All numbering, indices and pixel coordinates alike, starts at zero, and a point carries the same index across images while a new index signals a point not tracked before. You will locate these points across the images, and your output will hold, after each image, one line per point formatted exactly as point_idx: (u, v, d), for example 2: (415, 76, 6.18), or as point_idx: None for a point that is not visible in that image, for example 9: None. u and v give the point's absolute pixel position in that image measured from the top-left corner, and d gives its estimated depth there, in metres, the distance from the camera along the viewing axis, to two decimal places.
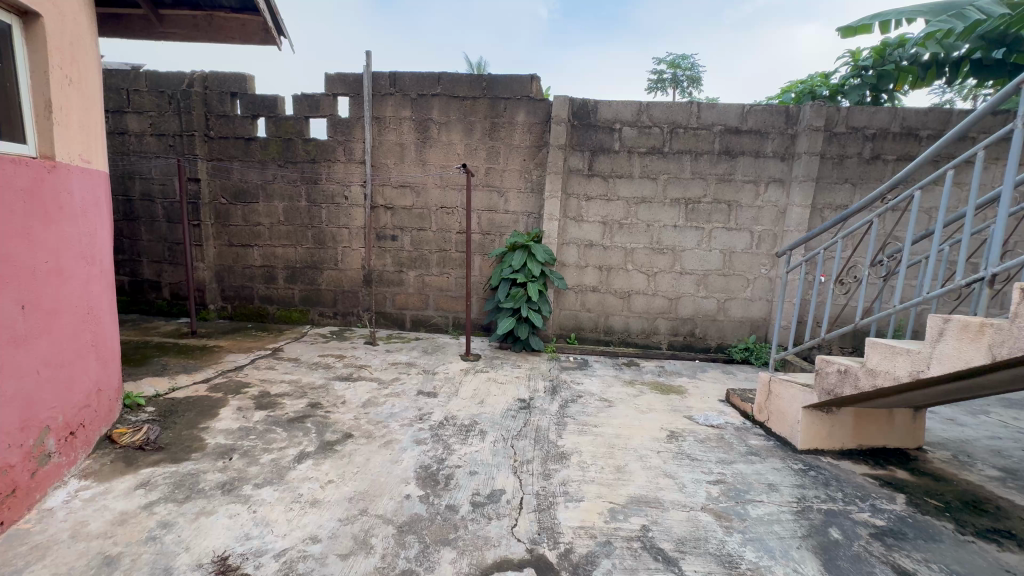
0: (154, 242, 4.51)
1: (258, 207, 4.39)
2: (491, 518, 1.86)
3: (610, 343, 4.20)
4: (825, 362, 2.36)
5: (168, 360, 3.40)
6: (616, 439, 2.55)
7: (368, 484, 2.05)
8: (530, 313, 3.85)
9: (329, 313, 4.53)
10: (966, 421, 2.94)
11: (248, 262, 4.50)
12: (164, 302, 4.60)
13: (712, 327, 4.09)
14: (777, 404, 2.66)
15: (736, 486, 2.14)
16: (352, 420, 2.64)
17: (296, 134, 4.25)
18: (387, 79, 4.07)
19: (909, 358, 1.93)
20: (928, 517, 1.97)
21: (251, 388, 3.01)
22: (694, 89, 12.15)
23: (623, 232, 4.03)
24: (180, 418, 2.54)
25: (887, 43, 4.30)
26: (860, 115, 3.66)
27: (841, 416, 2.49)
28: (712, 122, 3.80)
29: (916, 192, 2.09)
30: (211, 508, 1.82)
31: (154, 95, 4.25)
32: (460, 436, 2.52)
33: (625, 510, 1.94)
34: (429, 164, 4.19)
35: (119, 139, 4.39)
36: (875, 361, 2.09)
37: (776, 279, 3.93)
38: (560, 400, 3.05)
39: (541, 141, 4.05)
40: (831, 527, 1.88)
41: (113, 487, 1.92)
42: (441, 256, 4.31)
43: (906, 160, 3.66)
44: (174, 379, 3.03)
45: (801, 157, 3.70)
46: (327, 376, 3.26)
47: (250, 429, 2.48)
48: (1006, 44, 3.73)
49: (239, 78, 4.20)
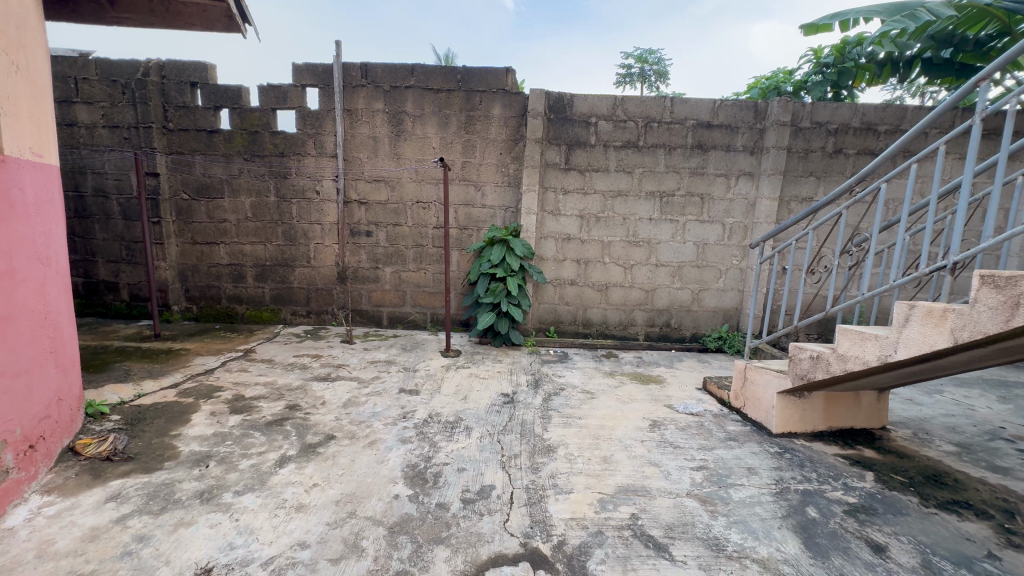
0: (110, 241, 4.26)
1: (223, 203, 4.21)
2: (482, 514, 1.86)
3: (589, 335, 4.25)
4: (798, 348, 2.45)
5: (131, 365, 3.22)
6: (601, 430, 2.59)
7: (354, 486, 2.01)
8: (509, 307, 3.84)
9: (302, 312, 4.40)
10: (923, 401, 3.13)
11: (215, 260, 4.31)
12: (122, 304, 4.35)
13: (687, 317, 4.19)
14: (752, 390, 2.75)
15: (718, 471, 2.21)
16: (334, 422, 2.58)
17: (262, 127, 4.09)
18: (358, 70, 3.96)
19: (877, 342, 2.03)
20: (895, 493, 2.09)
21: (224, 391, 2.89)
22: (660, 83, 12.34)
23: (600, 225, 4.07)
24: (149, 426, 2.42)
25: (847, 42, 4.47)
26: (824, 110, 3.81)
27: (812, 399, 2.61)
28: (685, 116, 3.87)
29: (882, 185, 2.16)
30: (189, 519, 1.75)
31: (106, 84, 4.00)
32: (446, 433, 2.50)
33: (614, 500, 1.97)
34: (403, 158, 4.11)
35: (68, 131, 4.11)
36: (846, 347, 2.19)
37: (747, 270, 4.07)
38: (544, 393, 3.06)
39: (517, 135, 4.03)
40: (808, 506, 1.97)
41: (80, 502, 1.80)
42: (418, 251, 4.24)
43: (866, 154, 3.84)
44: (139, 385, 2.88)
45: (770, 151, 3.82)
46: (304, 377, 3.17)
47: (226, 434, 2.38)
48: (953, 44, 3.97)
49: (199, 67, 4.00)
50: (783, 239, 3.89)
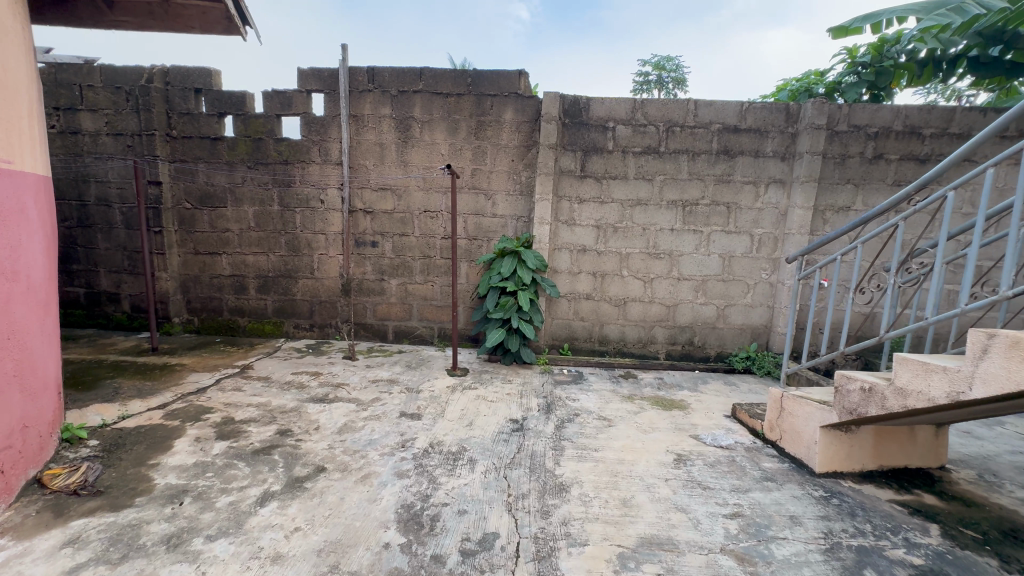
0: (112, 251, 4.16)
1: (226, 212, 4.08)
2: (483, 571, 1.62)
3: (605, 353, 3.98)
4: (846, 378, 2.15)
5: (122, 381, 3.07)
6: (619, 465, 2.32)
7: (341, 531, 1.78)
8: (520, 323, 3.60)
9: (305, 325, 4.23)
10: (983, 434, 2.78)
11: (217, 271, 4.18)
12: (123, 315, 4.24)
13: (712, 335, 3.89)
14: (790, 422, 2.45)
15: (755, 520, 1.93)
16: (326, 450, 2.36)
17: (266, 134, 3.95)
18: (364, 74, 3.81)
19: (946, 376, 1.74)
20: (968, 552, 1.78)
21: (214, 413, 2.70)
22: (679, 90, 12.01)
23: (618, 236, 3.82)
24: (128, 454, 2.24)
25: (885, 39, 4.11)
26: (862, 113, 3.52)
27: (860, 434, 2.30)
28: (710, 120, 3.61)
29: (949, 192, 1.86)
30: (150, 571, 1.54)
31: (110, 92, 3.92)
32: (447, 467, 2.26)
33: (636, 556, 1.70)
34: (410, 165, 3.92)
35: (72, 139, 4.04)
36: (906, 379, 1.89)
37: (777, 284, 3.76)
38: (556, 420, 2.81)
39: (530, 140, 3.82)
40: (866, 569, 1.68)
41: (33, 547, 1.61)
42: (425, 263, 4.04)
43: (908, 160, 3.54)
44: (126, 406, 2.71)
45: (804, 156, 3.54)
46: (299, 398, 2.96)
47: (208, 464, 2.18)
48: (1003, 41, 3.71)
49: (204, 72, 3.90)
50: (822, 254, 3.56)
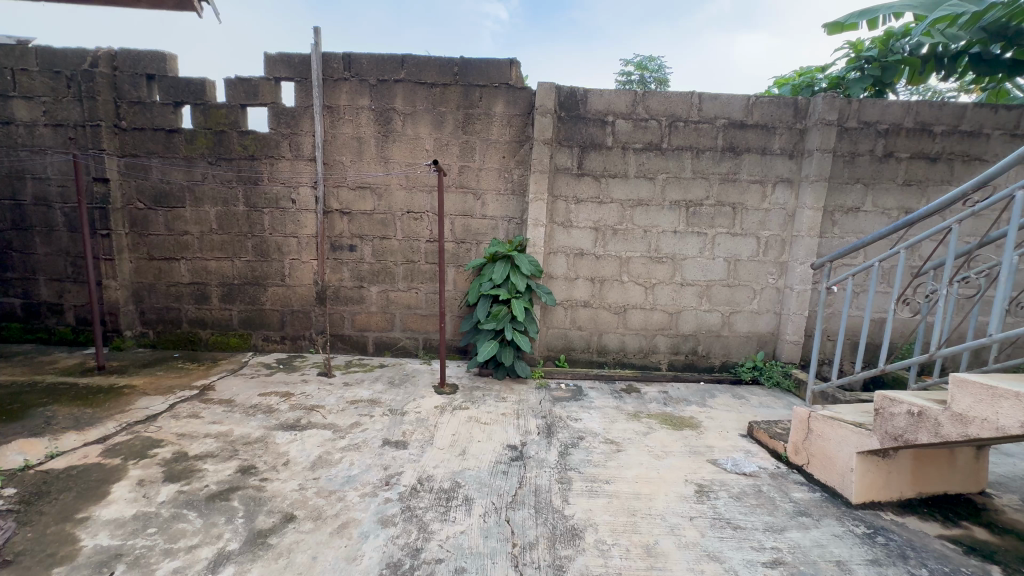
0: (53, 256, 3.69)
1: (184, 213, 3.66)
2: None
3: (604, 364, 3.72)
4: (889, 401, 1.92)
5: (58, 409, 2.66)
6: (635, 501, 2.04)
7: None
8: (514, 335, 3.30)
9: (276, 337, 3.84)
10: (1015, 451, 2.59)
11: (174, 278, 3.76)
12: (66, 328, 3.77)
13: (716, 344, 3.67)
14: (820, 445, 2.22)
15: (799, 569, 1.67)
16: (296, 493, 2.01)
17: (229, 126, 3.56)
18: (340, 61, 3.45)
19: (1020, 404, 1.51)
20: None
21: (164, 448, 2.32)
22: (661, 90, 11.87)
23: (617, 239, 3.56)
24: (52, 505, 1.86)
25: (890, 33, 3.96)
26: (872, 109, 3.34)
27: (898, 459, 2.08)
28: (714, 114, 3.38)
29: (1017, 192, 1.63)
30: None
31: (48, 77, 3.47)
32: (439, 509, 1.95)
33: None
34: (391, 162, 3.58)
35: (4, 129, 3.57)
36: (966, 405, 1.67)
37: (785, 290, 3.56)
38: (559, 445, 2.52)
39: (522, 135, 3.52)
40: None
41: None
42: (409, 268, 3.71)
43: (920, 158, 3.38)
44: (57, 441, 2.31)
45: (814, 154, 3.33)
46: (266, 425, 2.59)
47: (151, 516, 1.82)
48: (1006, 37, 3.56)
49: (157, 56, 3.48)
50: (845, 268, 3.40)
